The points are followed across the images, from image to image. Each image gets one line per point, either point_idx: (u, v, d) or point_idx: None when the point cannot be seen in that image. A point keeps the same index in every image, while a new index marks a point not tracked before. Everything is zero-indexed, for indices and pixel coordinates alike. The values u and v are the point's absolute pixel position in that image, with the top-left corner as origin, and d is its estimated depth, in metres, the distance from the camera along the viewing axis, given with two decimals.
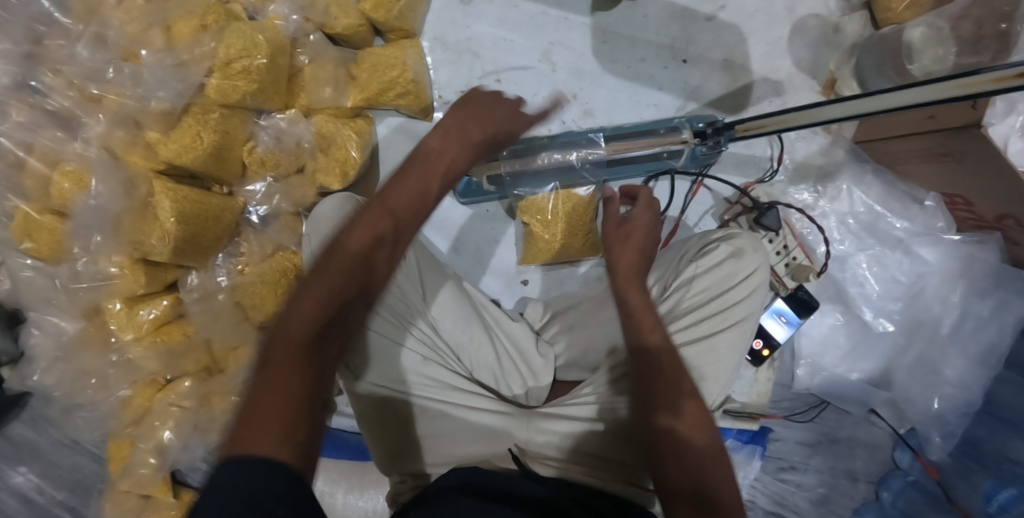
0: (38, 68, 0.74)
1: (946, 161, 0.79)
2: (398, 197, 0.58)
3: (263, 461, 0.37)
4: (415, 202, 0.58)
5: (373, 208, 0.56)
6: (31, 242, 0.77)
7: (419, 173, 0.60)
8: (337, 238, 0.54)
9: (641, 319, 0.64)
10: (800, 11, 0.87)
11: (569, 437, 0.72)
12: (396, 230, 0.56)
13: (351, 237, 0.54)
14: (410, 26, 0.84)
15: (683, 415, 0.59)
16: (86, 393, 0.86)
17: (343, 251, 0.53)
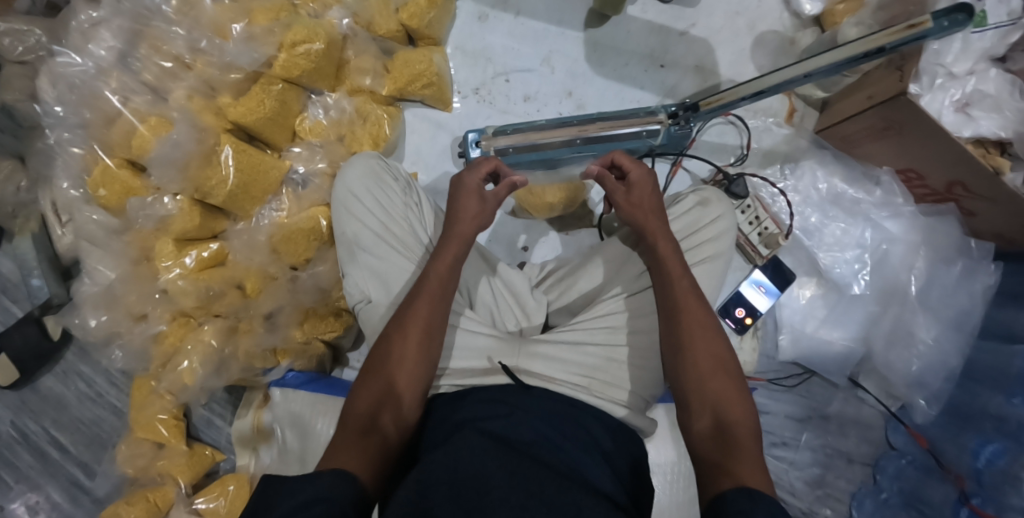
0: (138, 45, 0.92)
1: (889, 134, 0.90)
2: (461, 233, 0.80)
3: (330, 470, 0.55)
4: (442, 277, 0.76)
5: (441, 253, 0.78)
6: (104, 192, 0.91)
7: (444, 241, 0.79)
8: (366, 374, 0.70)
9: (692, 330, 0.71)
10: (760, 27, 1.04)
11: (556, 357, 0.79)
12: (456, 255, 0.78)
13: (378, 360, 0.70)
14: (437, 36, 1.03)
15: (728, 402, 0.65)
16: (127, 330, 0.95)
17: (381, 366, 0.70)
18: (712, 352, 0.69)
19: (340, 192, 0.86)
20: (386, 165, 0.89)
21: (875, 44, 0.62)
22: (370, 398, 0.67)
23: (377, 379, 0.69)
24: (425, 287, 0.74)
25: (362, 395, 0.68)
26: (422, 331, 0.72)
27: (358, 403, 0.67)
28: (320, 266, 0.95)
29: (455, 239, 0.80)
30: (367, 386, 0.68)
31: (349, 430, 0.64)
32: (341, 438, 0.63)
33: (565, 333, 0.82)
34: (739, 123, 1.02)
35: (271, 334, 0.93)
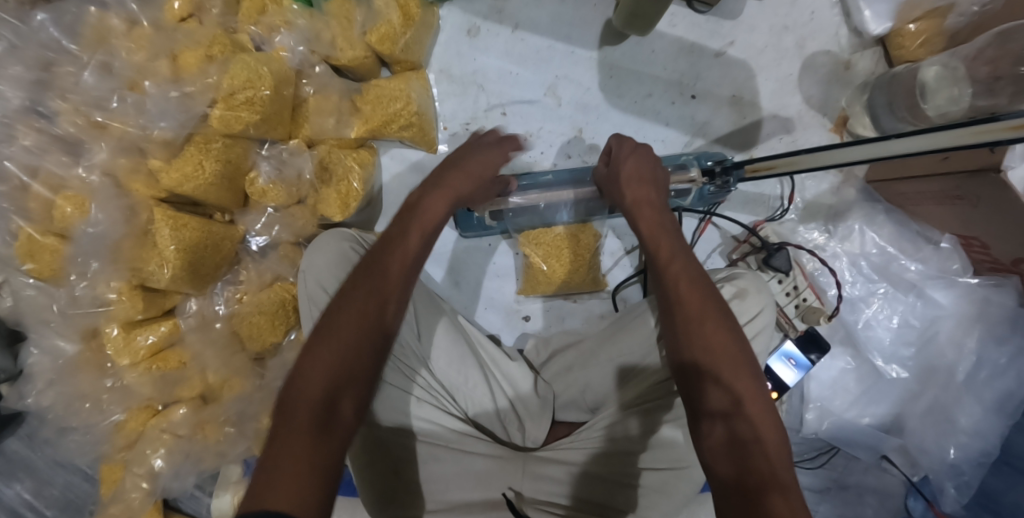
0: (46, 93, 0.76)
1: (960, 204, 0.78)
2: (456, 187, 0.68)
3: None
4: (413, 236, 0.63)
5: (426, 206, 0.66)
6: (34, 263, 0.77)
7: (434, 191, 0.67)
8: (309, 350, 0.56)
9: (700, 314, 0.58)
10: (810, 47, 0.87)
11: (563, 482, 0.71)
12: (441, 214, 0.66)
13: (322, 334, 0.56)
14: (417, 58, 0.84)
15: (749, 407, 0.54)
16: (79, 416, 0.85)
17: (329, 342, 0.55)
18: (723, 334, 0.57)
19: (307, 286, 0.72)
20: (360, 248, 0.76)
21: (983, 140, 0.42)
22: (314, 387, 0.53)
23: (314, 356, 0.55)
24: (405, 241, 0.62)
25: (295, 386, 0.53)
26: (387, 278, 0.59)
27: (288, 399, 0.53)
28: (287, 356, 0.84)
29: (443, 193, 0.67)
30: (306, 369, 0.54)
31: (281, 436, 0.50)
32: (276, 445, 0.50)
33: (568, 450, 0.73)
34: None
35: (242, 435, 0.84)
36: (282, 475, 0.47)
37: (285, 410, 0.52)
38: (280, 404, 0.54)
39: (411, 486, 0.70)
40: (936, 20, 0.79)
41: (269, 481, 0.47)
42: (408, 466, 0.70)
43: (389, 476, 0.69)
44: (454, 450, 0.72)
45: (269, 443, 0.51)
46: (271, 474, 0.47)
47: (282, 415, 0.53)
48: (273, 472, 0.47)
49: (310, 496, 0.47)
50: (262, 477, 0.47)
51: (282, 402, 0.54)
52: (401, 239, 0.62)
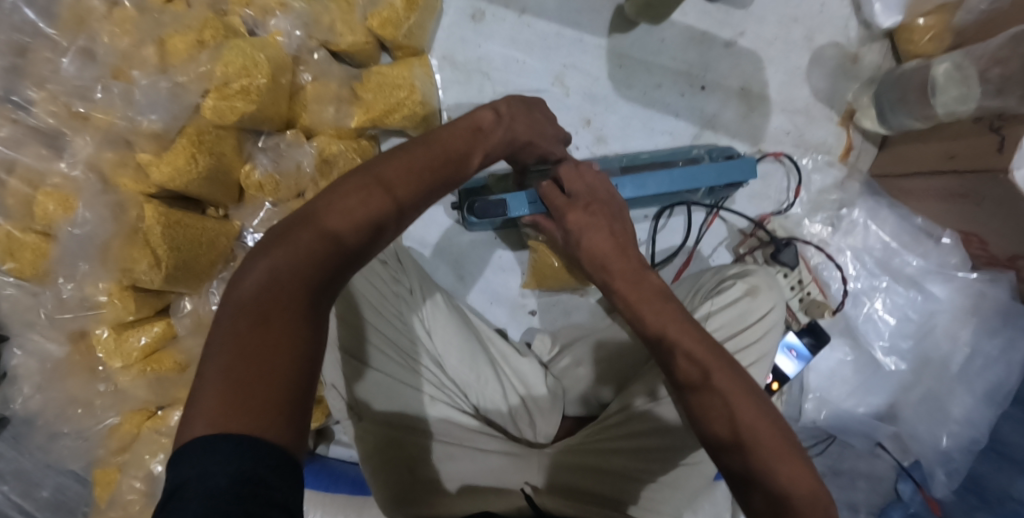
0: (22, 82, 0.71)
1: (963, 201, 0.77)
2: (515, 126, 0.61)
3: (241, 439, 0.35)
4: (464, 141, 0.54)
5: (490, 128, 0.57)
6: (14, 262, 0.74)
7: (496, 115, 0.59)
8: (309, 215, 0.43)
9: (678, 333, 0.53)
10: (820, 40, 0.86)
11: (549, 471, 0.70)
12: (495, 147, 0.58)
13: (333, 207, 0.44)
14: (419, 44, 0.81)
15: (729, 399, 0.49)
16: (72, 419, 0.83)
17: (345, 222, 0.43)
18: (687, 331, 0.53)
19: None
20: None
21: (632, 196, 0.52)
22: (313, 273, 0.42)
23: (319, 231, 0.42)
24: (460, 145, 0.53)
25: (287, 258, 0.41)
26: (433, 174, 0.49)
27: (266, 271, 0.41)
28: None
29: (502, 120, 0.59)
30: (302, 240, 0.42)
31: (260, 323, 0.39)
32: (253, 336, 0.38)
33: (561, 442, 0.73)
34: (787, 164, 0.86)
35: None
36: (259, 386, 0.37)
37: (268, 284, 0.40)
38: (253, 272, 0.41)
39: (426, 483, 0.68)
40: (944, 15, 0.78)
41: (245, 388, 0.37)
42: (423, 463, 0.69)
43: (403, 472, 0.68)
44: (469, 448, 0.71)
45: (241, 326, 0.39)
46: (244, 378, 0.37)
47: (255, 290, 0.40)
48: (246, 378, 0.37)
49: (281, 410, 0.37)
50: (231, 379, 0.37)
51: (261, 270, 0.41)
52: (452, 137, 0.53)
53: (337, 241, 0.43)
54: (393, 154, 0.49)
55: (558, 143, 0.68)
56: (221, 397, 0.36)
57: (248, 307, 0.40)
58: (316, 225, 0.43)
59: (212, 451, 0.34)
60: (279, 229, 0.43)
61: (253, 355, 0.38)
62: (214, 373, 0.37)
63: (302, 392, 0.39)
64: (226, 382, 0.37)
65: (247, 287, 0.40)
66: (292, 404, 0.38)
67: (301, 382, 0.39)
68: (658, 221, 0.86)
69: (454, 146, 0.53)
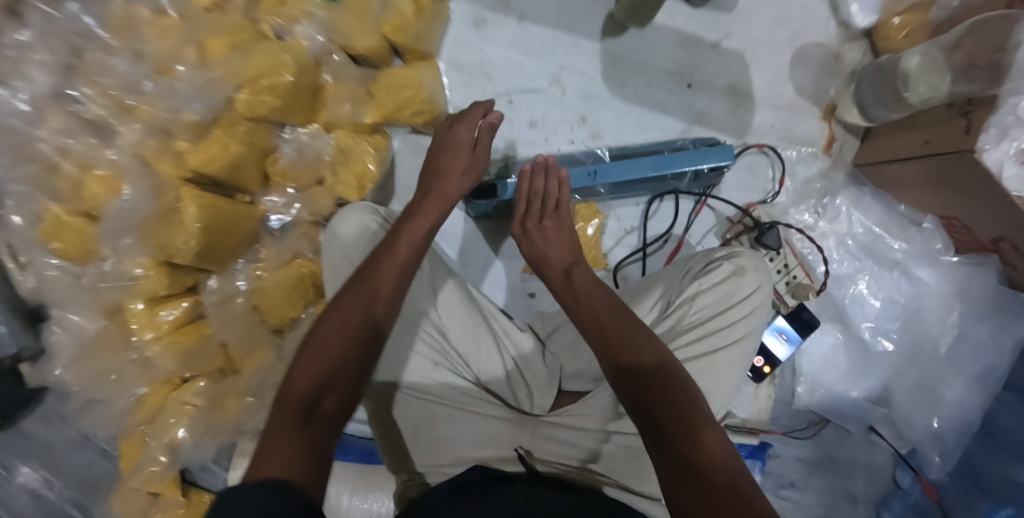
0: (77, 78, 0.81)
1: (943, 187, 0.81)
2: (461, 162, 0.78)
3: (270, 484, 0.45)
4: (420, 231, 0.71)
5: (444, 187, 0.76)
6: (59, 243, 0.82)
7: (440, 175, 0.77)
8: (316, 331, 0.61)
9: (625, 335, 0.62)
10: (802, 40, 0.92)
11: (569, 443, 0.74)
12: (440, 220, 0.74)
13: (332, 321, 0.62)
14: (428, 49, 0.89)
15: (695, 431, 0.54)
16: (104, 389, 0.89)
17: (339, 334, 0.61)
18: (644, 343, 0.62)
19: (333, 256, 0.79)
20: (382, 222, 0.82)
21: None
22: (322, 380, 0.58)
23: (327, 345, 0.60)
24: (409, 230, 0.71)
25: (322, 359, 0.59)
26: (399, 266, 0.67)
27: (310, 373, 0.58)
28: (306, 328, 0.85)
29: (453, 171, 0.78)
30: (330, 346, 0.60)
31: (316, 401, 0.56)
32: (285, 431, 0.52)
33: (575, 412, 0.76)
34: (771, 154, 0.91)
35: (259, 404, 0.88)
36: (321, 439, 0.54)
37: (314, 383, 0.57)
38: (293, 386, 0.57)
39: (429, 440, 0.75)
40: (919, 13, 0.84)
41: (308, 450, 0.52)
42: (426, 424, 0.76)
43: (408, 430, 0.76)
44: (470, 413, 0.76)
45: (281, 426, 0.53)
46: (303, 443, 0.52)
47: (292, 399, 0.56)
48: (323, 417, 0.56)
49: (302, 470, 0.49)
50: (274, 456, 0.50)
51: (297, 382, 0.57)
52: (410, 234, 0.70)
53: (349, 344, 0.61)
54: (371, 267, 0.66)
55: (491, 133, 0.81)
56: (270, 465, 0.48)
57: (285, 415, 0.54)
58: (327, 341, 0.60)
59: (248, 493, 0.43)
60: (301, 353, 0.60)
61: (289, 442, 0.51)
62: (261, 456, 0.50)
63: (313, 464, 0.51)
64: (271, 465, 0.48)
65: (288, 396, 0.56)
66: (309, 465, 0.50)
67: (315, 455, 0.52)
68: (650, 208, 0.92)
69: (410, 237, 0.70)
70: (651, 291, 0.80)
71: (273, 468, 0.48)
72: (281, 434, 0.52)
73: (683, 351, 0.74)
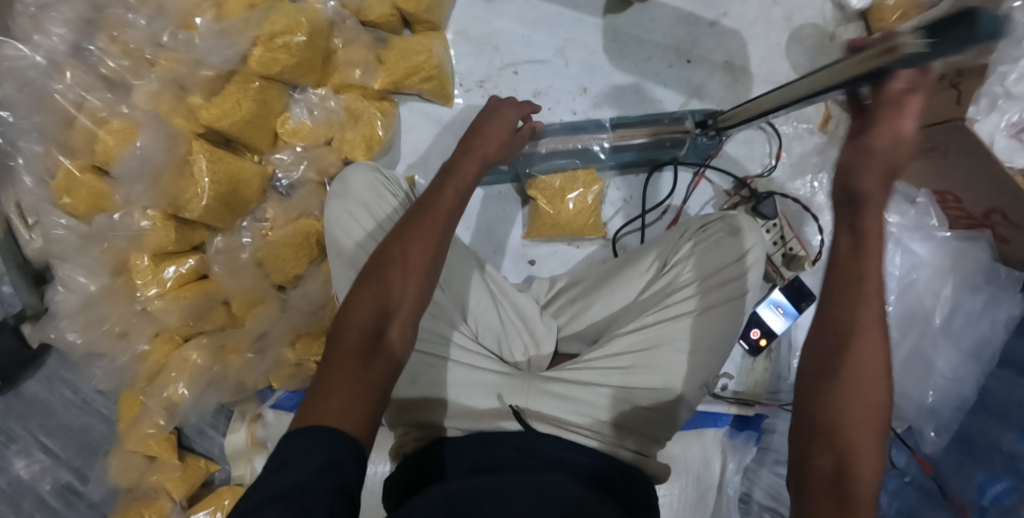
0: (97, 34, 0.81)
1: (933, 155, 0.85)
2: (504, 116, 0.72)
3: (325, 435, 0.46)
4: (467, 169, 0.66)
5: (483, 140, 0.69)
6: (70, 199, 0.83)
7: (485, 122, 0.71)
8: (373, 270, 0.59)
9: (860, 331, 0.47)
10: (798, 21, 0.95)
11: (573, 399, 0.74)
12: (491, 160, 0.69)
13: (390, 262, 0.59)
14: (437, 19, 0.91)
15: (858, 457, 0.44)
16: (105, 345, 0.88)
17: (389, 279, 0.58)
18: (866, 339, 0.47)
19: (334, 208, 0.79)
20: (384, 180, 0.82)
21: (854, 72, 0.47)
22: (377, 316, 0.56)
23: (380, 283, 0.58)
24: (463, 169, 0.66)
25: (383, 293, 0.57)
26: (453, 196, 0.64)
27: (369, 304, 0.57)
28: (309, 286, 0.88)
29: (496, 120, 0.72)
30: (389, 276, 0.58)
31: (378, 337, 0.55)
32: (341, 371, 0.52)
33: (580, 370, 0.77)
34: (768, 129, 0.94)
35: (261, 359, 0.88)
36: (379, 379, 0.53)
37: (376, 314, 0.56)
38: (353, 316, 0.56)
39: (423, 391, 0.74)
40: None
41: (365, 390, 0.52)
42: (421, 373, 0.75)
43: (405, 384, 0.75)
44: (467, 364, 0.77)
45: (343, 363, 0.53)
46: (362, 384, 0.52)
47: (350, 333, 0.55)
48: (388, 350, 0.55)
49: (360, 413, 0.50)
50: (332, 393, 0.50)
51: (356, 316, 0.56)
52: (467, 163, 0.67)
53: (395, 286, 0.58)
54: (426, 205, 0.63)
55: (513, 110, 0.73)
56: (326, 408, 0.49)
57: (342, 350, 0.54)
58: (381, 276, 0.58)
59: (303, 446, 0.45)
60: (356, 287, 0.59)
61: (345, 382, 0.51)
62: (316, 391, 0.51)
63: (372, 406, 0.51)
64: (323, 410, 0.48)
65: (343, 329, 0.56)
66: (367, 414, 0.51)
67: (373, 394, 0.52)
68: (649, 178, 0.95)
69: (460, 177, 0.65)
70: (649, 253, 0.85)
71: (334, 411, 0.48)
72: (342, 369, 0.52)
73: (677, 307, 0.78)
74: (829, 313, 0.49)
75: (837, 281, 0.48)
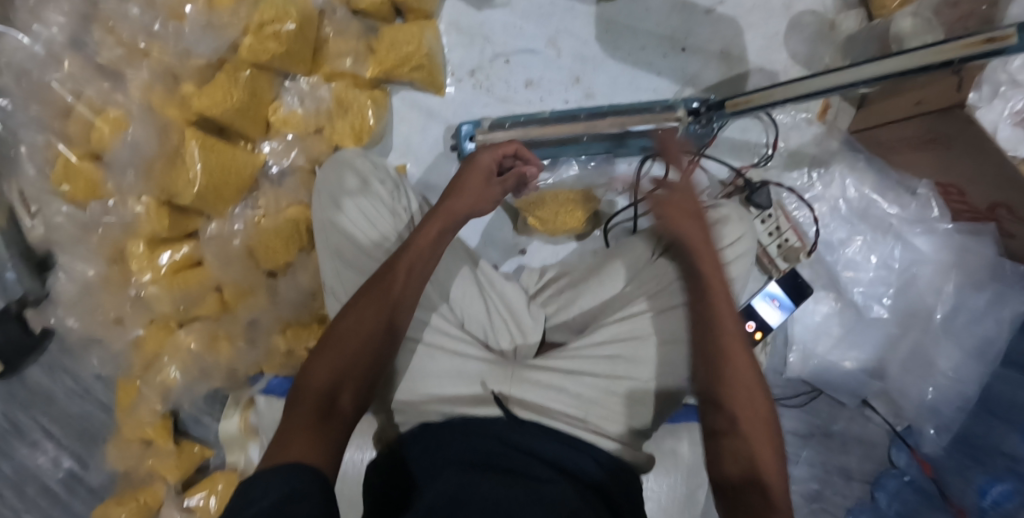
0: (91, 27, 0.82)
1: (935, 146, 0.80)
2: (484, 167, 0.76)
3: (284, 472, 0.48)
4: (435, 229, 0.71)
5: (461, 195, 0.73)
6: (69, 186, 0.83)
7: (465, 174, 0.75)
8: (336, 327, 0.64)
9: (730, 362, 0.59)
10: (797, 8, 0.92)
11: (557, 389, 0.73)
12: (465, 214, 0.73)
13: (349, 322, 0.64)
14: (428, 9, 0.90)
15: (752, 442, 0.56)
16: (104, 333, 0.90)
17: (349, 340, 0.63)
18: (742, 364, 0.59)
19: (321, 195, 0.79)
20: (373, 166, 0.82)
21: (937, 60, 0.47)
22: (334, 375, 0.61)
23: (340, 346, 0.63)
24: (432, 222, 0.71)
25: (341, 357, 0.62)
26: (422, 251, 0.69)
27: (325, 368, 0.61)
28: (299, 275, 0.88)
29: (476, 171, 0.75)
30: (347, 343, 0.63)
31: (334, 397, 0.59)
32: (299, 421, 0.56)
33: (563, 358, 0.76)
34: (764, 118, 0.92)
35: (252, 349, 0.89)
36: (338, 434, 0.57)
37: (331, 377, 0.61)
38: (314, 374, 0.61)
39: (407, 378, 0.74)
40: None
41: (326, 440, 0.55)
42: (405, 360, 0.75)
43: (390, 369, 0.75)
44: (451, 351, 0.76)
45: (300, 418, 0.56)
46: (321, 436, 0.55)
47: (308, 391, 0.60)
48: (340, 412, 0.59)
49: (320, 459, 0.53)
50: (294, 441, 0.53)
51: (318, 373, 0.61)
52: (436, 220, 0.71)
53: (356, 345, 0.63)
54: (392, 264, 0.67)
55: (489, 154, 0.76)
56: (288, 453, 0.52)
57: (301, 406, 0.58)
58: (342, 338, 0.63)
59: (268, 480, 0.47)
60: (319, 349, 0.64)
61: (302, 433, 0.54)
62: (278, 442, 0.54)
63: (332, 454, 0.55)
64: (282, 458, 0.51)
65: (306, 387, 0.60)
66: (327, 458, 0.54)
67: (333, 446, 0.55)
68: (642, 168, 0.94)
69: (427, 235, 0.70)
70: (638, 242, 0.84)
71: (295, 455, 0.51)
72: (300, 423, 0.55)
73: (665, 300, 0.76)
74: (702, 379, 0.61)
75: (700, 332, 0.61)
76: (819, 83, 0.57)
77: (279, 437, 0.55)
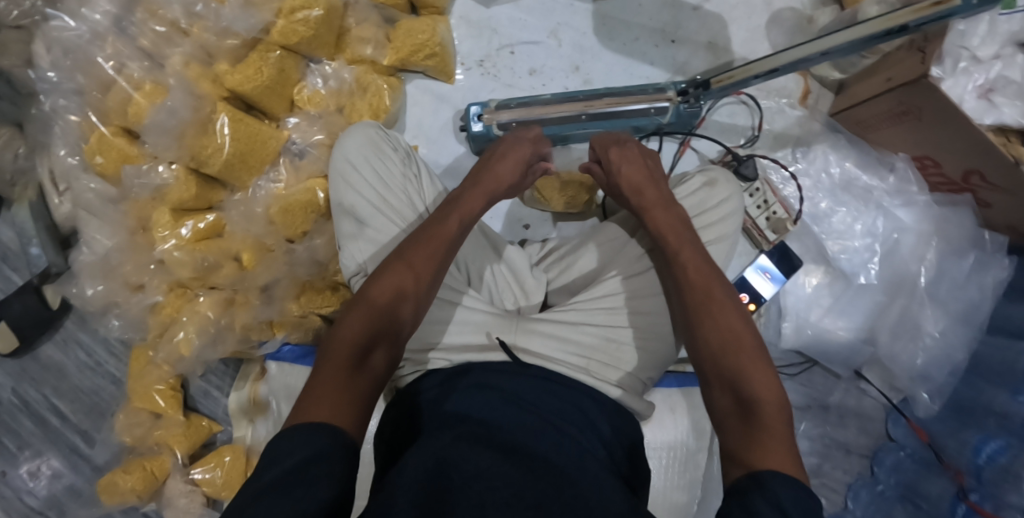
0: (136, 8, 0.89)
1: (906, 119, 0.86)
2: (519, 156, 0.81)
3: (311, 431, 0.49)
4: (469, 204, 0.74)
5: (496, 171, 0.79)
6: (102, 159, 0.89)
7: (496, 157, 0.80)
8: (367, 287, 0.64)
9: (711, 311, 0.64)
10: (777, 4, 1.01)
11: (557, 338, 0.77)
12: (494, 195, 0.78)
13: (381, 281, 0.64)
14: (441, 5, 0.99)
15: (751, 378, 0.58)
16: (125, 299, 0.94)
17: (379, 301, 0.63)
18: (727, 310, 0.64)
19: (338, 160, 0.84)
20: (384, 135, 0.87)
21: (898, 22, 0.56)
22: (367, 330, 0.60)
23: (370, 305, 0.62)
24: (469, 199, 0.75)
25: (376, 315, 0.62)
26: (458, 223, 0.72)
27: (360, 324, 0.60)
28: (316, 240, 0.93)
29: (509, 158, 0.80)
30: (378, 301, 0.63)
31: (367, 352, 0.59)
32: (330, 375, 0.56)
33: (563, 311, 0.80)
34: (750, 104, 1.01)
35: (266, 306, 0.92)
36: (366, 388, 0.57)
37: (365, 331, 0.60)
38: (343, 331, 0.60)
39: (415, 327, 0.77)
40: None
41: (356, 397, 0.55)
42: None
43: None
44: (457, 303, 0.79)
45: (330, 373, 0.56)
46: (352, 392, 0.55)
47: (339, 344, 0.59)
48: (372, 367, 0.59)
49: (346, 414, 0.53)
50: (327, 392, 0.54)
51: (349, 328, 0.60)
52: (469, 198, 0.75)
53: (386, 303, 0.63)
54: (428, 232, 0.70)
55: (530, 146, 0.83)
56: (319, 406, 0.52)
57: (330, 361, 0.57)
58: (372, 296, 0.63)
59: (291, 439, 0.48)
60: (349, 308, 0.63)
61: (333, 389, 0.54)
62: (309, 396, 0.54)
63: (361, 410, 0.55)
64: (314, 412, 0.52)
65: (337, 341, 0.59)
66: (356, 411, 0.54)
67: (364, 403, 0.56)
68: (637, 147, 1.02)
69: (462, 211, 0.73)
70: None
71: (322, 413, 0.51)
72: (332, 376, 0.55)
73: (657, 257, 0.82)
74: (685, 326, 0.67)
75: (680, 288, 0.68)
76: (800, 53, 0.63)
77: (310, 391, 0.55)
